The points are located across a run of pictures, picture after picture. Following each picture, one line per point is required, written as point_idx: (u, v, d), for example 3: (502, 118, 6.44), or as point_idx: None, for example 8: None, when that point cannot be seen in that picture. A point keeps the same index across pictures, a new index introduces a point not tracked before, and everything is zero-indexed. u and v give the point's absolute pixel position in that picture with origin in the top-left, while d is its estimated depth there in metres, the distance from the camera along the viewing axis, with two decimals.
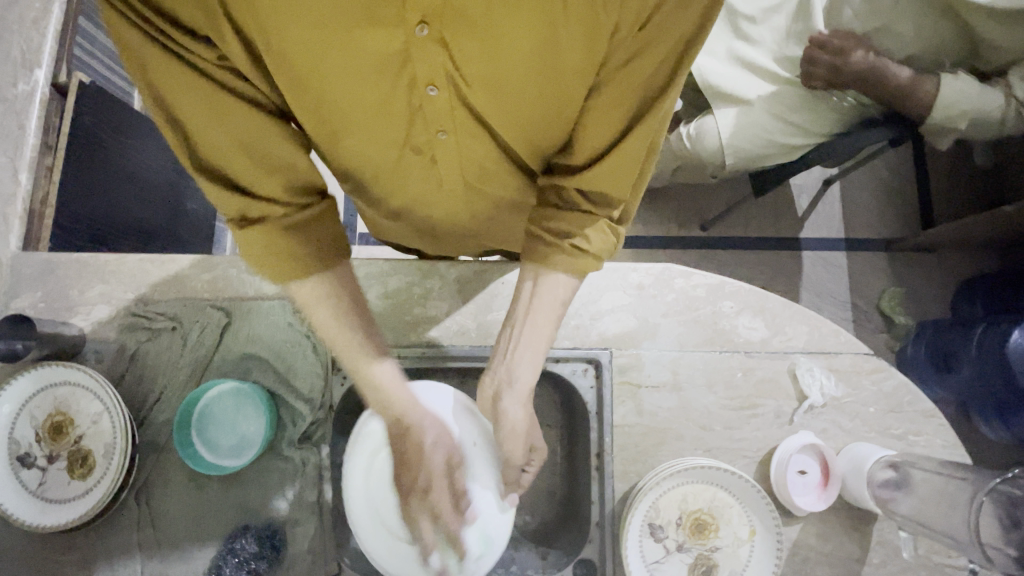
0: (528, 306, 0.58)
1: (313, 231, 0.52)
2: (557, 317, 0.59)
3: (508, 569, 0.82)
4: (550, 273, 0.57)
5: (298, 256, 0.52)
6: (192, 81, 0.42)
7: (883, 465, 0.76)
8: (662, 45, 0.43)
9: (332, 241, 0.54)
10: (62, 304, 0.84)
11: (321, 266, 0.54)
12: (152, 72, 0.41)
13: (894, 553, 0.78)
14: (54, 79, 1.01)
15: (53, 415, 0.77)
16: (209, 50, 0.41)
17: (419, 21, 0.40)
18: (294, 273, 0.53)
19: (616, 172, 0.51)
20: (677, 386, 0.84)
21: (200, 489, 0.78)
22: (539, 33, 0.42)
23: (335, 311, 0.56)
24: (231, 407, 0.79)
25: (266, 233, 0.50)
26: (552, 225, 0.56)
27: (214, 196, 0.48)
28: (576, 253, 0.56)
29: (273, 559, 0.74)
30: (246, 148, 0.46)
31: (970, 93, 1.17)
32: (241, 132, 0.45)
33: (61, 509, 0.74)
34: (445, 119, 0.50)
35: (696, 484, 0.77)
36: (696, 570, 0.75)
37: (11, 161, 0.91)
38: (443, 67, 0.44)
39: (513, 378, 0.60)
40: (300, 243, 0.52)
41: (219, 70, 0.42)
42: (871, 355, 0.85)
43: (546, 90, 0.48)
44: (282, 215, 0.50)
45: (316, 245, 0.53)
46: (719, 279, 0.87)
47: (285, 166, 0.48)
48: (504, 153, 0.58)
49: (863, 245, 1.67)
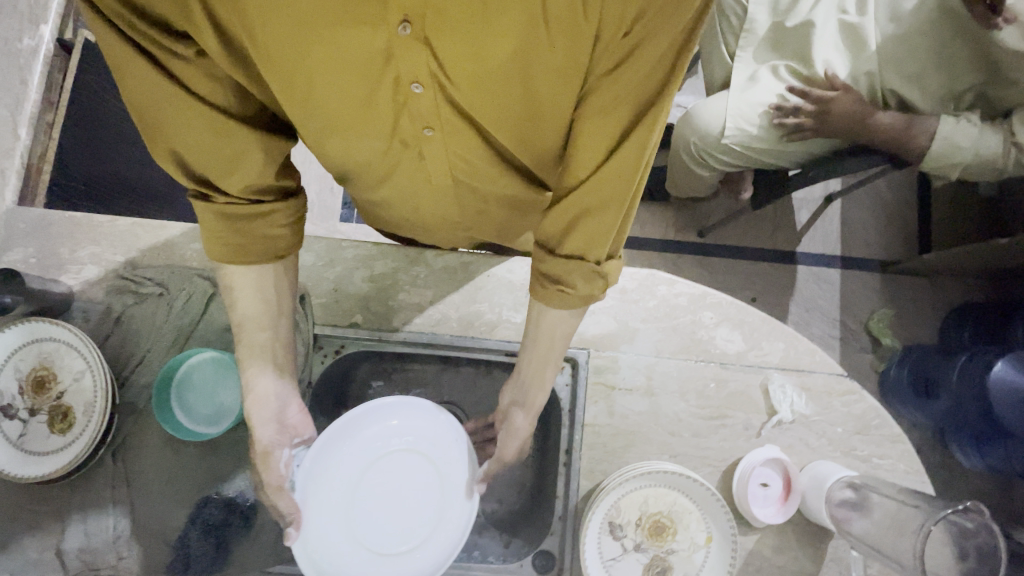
0: (532, 335, 0.62)
1: (247, 226, 0.55)
2: (562, 347, 0.63)
3: (471, 554, 0.84)
4: (548, 311, 0.59)
5: (227, 242, 0.56)
6: (156, 78, 0.44)
7: (842, 485, 0.78)
8: (649, 59, 0.39)
9: (262, 239, 0.57)
10: (52, 261, 0.86)
11: (248, 258, 0.58)
12: (126, 64, 0.43)
13: (846, 570, 0.80)
14: (59, 36, 1.02)
15: (37, 369, 0.78)
16: (186, 47, 0.42)
17: (401, 20, 0.40)
18: (225, 257, 0.57)
19: (604, 196, 0.48)
20: (650, 391, 0.85)
21: (176, 453, 0.80)
22: (522, 40, 0.42)
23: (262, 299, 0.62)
24: (211, 375, 0.81)
25: (205, 213, 0.53)
26: (544, 269, 0.56)
27: (171, 171, 0.51)
28: (565, 294, 0.56)
29: (240, 527, 0.77)
30: (205, 136, 0.48)
31: (969, 138, 1.18)
32: (204, 127, 0.47)
33: (38, 461, 0.76)
34: (431, 116, 0.51)
35: (659, 487, 0.79)
36: (651, 570, 0.77)
37: (11, 115, 0.93)
38: (425, 66, 0.44)
39: (527, 399, 0.67)
40: (233, 235, 0.55)
41: (195, 67, 0.44)
42: (844, 377, 0.87)
43: (529, 91, 0.48)
44: (224, 205, 0.53)
45: (245, 237, 0.56)
46: (701, 289, 0.89)
47: (232, 168, 0.51)
48: (491, 150, 0.59)
49: (858, 265, 1.67)
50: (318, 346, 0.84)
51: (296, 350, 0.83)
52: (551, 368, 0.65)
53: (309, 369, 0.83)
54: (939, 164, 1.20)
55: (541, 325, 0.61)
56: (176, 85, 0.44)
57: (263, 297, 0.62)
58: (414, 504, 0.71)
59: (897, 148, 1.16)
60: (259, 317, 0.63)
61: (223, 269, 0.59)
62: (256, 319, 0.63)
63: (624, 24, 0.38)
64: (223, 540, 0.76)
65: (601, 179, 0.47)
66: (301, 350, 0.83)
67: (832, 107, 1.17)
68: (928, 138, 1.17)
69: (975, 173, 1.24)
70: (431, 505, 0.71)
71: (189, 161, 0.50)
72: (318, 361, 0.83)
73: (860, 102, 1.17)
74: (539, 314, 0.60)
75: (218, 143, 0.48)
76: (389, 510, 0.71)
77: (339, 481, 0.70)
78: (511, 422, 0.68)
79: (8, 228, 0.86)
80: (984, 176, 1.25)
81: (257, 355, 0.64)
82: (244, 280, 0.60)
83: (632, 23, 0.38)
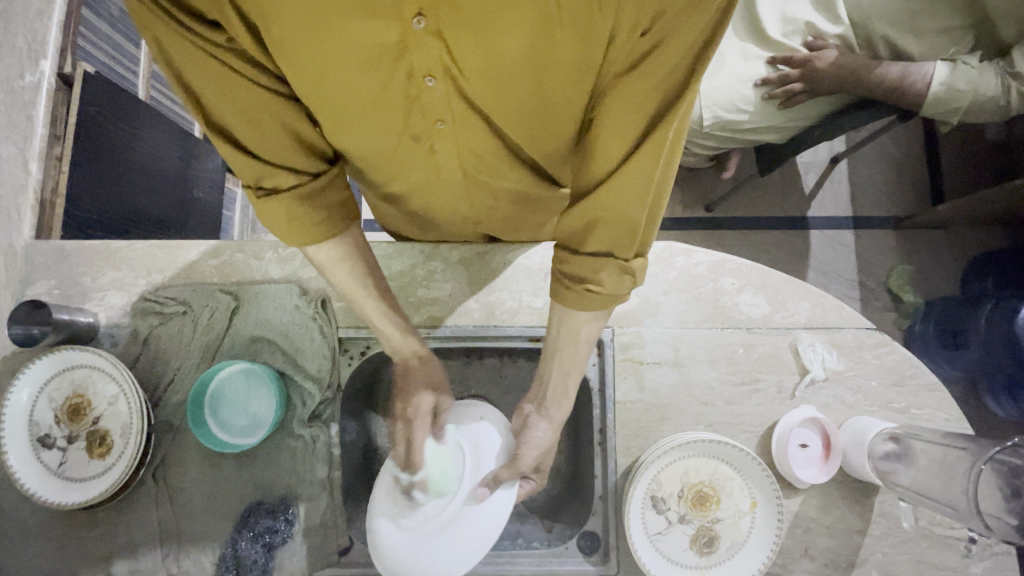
0: (556, 341, 0.63)
1: (324, 199, 0.57)
2: (586, 353, 0.63)
3: (514, 541, 0.84)
4: (573, 314, 0.58)
5: (311, 225, 0.57)
6: (207, 67, 0.44)
7: (883, 438, 0.76)
8: (668, 59, 0.40)
9: (340, 208, 0.59)
10: (75, 291, 0.87)
11: (332, 232, 0.60)
12: (174, 54, 0.44)
13: (895, 525, 0.79)
14: (59, 70, 1.02)
15: (71, 397, 0.79)
16: (216, 33, 0.43)
17: (415, 14, 0.41)
18: (313, 240, 0.59)
19: (622, 192, 0.48)
20: (678, 362, 0.85)
21: (215, 468, 0.81)
22: (536, 30, 0.42)
23: (346, 269, 0.64)
24: (243, 386, 0.82)
25: (284, 204, 0.55)
26: (566, 269, 0.55)
27: (236, 166, 0.52)
28: (586, 295, 0.55)
29: (287, 532, 0.77)
30: (270, 119, 0.49)
31: (969, 76, 1.16)
32: (256, 110, 0.48)
33: (80, 487, 0.77)
34: (443, 109, 0.51)
35: (698, 457, 0.79)
36: (698, 541, 0.76)
37: (20, 152, 0.94)
38: (438, 59, 0.45)
39: (547, 406, 0.68)
40: (317, 211, 0.57)
41: (228, 55, 0.44)
42: (874, 330, 0.86)
43: (541, 82, 0.48)
44: (299, 187, 0.54)
45: (327, 211, 0.58)
46: (720, 256, 0.88)
47: (293, 140, 0.52)
48: (503, 144, 0.59)
49: (871, 223, 1.65)
50: (344, 349, 0.84)
51: (323, 355, 0.84)
52: (574, 376, 0.66)
53: (337, 372, 0.84)
54: (941, 109, 1.18)
55: (566, 328, 0.61)
56: (225, 69, 0.45)
57: (347, 263, 0.64)
58: (445, 474, 0.64)
59: (899, 96, 1.13)
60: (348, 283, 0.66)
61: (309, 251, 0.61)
62: (360, 275, 0.65)
63: (642, 20, 0.39)
64: (270, 547, 0.77)
65: (620, 180, 0.47)
66: (327, 355, 0.84)
67: (818, 64, 1.16)
68: (929, 84, 1.15)
69: (978, 118, 1.23)
70: (451, 456, 0.65)
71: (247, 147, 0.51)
72: (345, 364, 0.84)
73: (846, 55, 1.16)
74: (562, 315, 0.60)
75: (273, 123, 0.50)
76: (438, 496, 0.64)
77: (390, 538, 0.63)
78: (528, 434, 0.69)
79: (29, 263, 0.88)
80: (989, 118, 1.23)
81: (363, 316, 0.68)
82: (331, 255, 0.62)
83: (650, 21, 0.38)
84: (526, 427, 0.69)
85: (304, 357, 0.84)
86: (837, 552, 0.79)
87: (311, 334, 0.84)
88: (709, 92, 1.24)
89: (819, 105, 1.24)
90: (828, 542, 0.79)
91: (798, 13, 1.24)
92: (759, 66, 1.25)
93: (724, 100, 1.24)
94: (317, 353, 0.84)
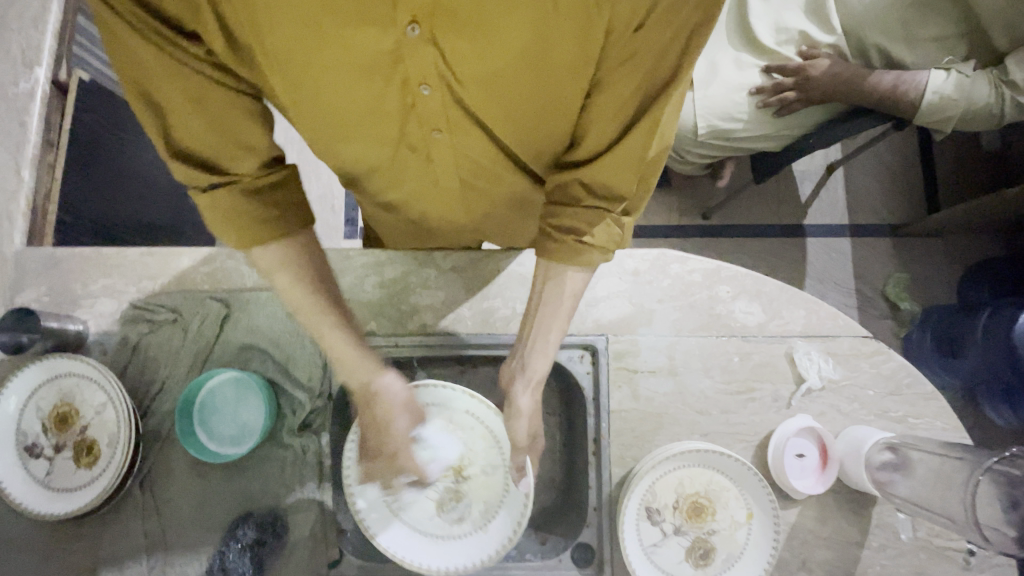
0: (540, 297, 0.61)
1: (274, 206, 0.53)
2: (569, 309, 0.61)
3: (507, 553, 0.82)
4: (560, 268, 0.58)
5: (251, 228, 0.53)
6: (156, 58, 0.43)
7: (881, 448, 0.76)
8: (660, 40, 0.41)
9: (286, 218, 0.55)
10: (66, 298, 0.86)
11: (277, 237, 0.55)
12: (121, 40, 0.42)
13: (894, 536, 0.78)
14: (54, 77, 1.03)
15: (58, 406, 0.78)
16: (172, 30, 0.42)
17: (409, 21, 0.40)
18: (246, 243, 0.54)
19: (622, 164, 0.49)
20: (673, 370, 0.84)
21: (203, 477, 0.79)
22: (531, 32, 0.42)
23: (295, 278, 0.59)
24: (232, 397, 0.81)
25: (224, 203, 0.51)
26: (554, 223, 0.55)
27: (179, 163, 0.50)
28: (577, 249, 0.55)
29: (275, 544, 0.76)
30: (211, 122, 0.47)
31: (963, 84, 1.17)
32: (204, 109, 0.46)
33: (65, 498, 0.76)
34: (439, 118, 0.51)
35: (693, 467, 0.77)
36: (694, 553, 0.75)
37: (12, 158, 0.94)
38: (433, 66, 0.44)
39: (526, 367, 0.66)
40: (251, 214, 0.52)
41: (183, 47, 0.43)
42: (870, 338, 0.85)
43: (539, 87, 0.48)
44: (241, 187, 0.51)
45: (270, 215, 0.53)
46: (715, 263, 0.88)
47: (230, 147, 0.49)
48: (500, 150, 0.58)
49: (867, 231, 1.64)
50: None
51: (314, 363, 0.83)
52: (556, 333, 0.63)
53: (328, 382, 0.82)
54: (934, 119, 1.19)
55: (551, 283, 0.59)
56: (162, 56, 0.43)
57: (301, 279, 0.59)
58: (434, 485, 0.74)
59: (891, 107, 1.13)
60: (299, 277, 0.59)
61: (252, 255, 0.57)
62: (308, 291, 0.60)
63: (638, 14, 0.39)
64: (258, 560, 0.76)
65: (618, 156, 0.49)
66: (318, 364, 0.83)
67: (813, 73, 1.16)
68: (923, 93, 1.15)
69: (973, 126, 1.23)
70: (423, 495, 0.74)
71: (195, 150, 0.49)
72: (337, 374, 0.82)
73: (840, 64, 1.17)
74: (547, 269, 0.59)
75: (220, 125, 0.47)
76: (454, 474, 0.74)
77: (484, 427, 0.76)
78: (516, 403, 0.68)
79: (20, 270, 0.87)
80: (983, 127, 1.23)
81: (313, 315, 0.62)
82: (274, 261, 0.57)
83: (644, 16, 0.39)
84: (513, 396, 0.68)
85: (295, 365, 0.83)
86: (835, 564, 0.77)
87: (302, 342, 0.84)
88: (703, 100, 1.24)
89: (813, 114, 1.24)
90: (825, 554, 0.78)
91: (794, 22, 1.25)
92: (753, 73, 1.25)
93: (719, 109, 1.24)
94: (308, 361, 0.83)
